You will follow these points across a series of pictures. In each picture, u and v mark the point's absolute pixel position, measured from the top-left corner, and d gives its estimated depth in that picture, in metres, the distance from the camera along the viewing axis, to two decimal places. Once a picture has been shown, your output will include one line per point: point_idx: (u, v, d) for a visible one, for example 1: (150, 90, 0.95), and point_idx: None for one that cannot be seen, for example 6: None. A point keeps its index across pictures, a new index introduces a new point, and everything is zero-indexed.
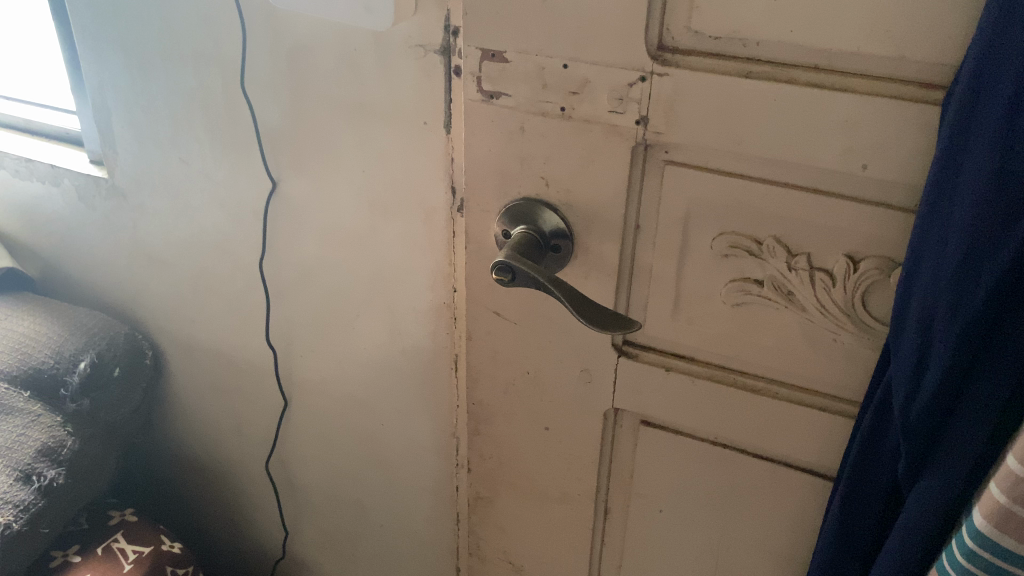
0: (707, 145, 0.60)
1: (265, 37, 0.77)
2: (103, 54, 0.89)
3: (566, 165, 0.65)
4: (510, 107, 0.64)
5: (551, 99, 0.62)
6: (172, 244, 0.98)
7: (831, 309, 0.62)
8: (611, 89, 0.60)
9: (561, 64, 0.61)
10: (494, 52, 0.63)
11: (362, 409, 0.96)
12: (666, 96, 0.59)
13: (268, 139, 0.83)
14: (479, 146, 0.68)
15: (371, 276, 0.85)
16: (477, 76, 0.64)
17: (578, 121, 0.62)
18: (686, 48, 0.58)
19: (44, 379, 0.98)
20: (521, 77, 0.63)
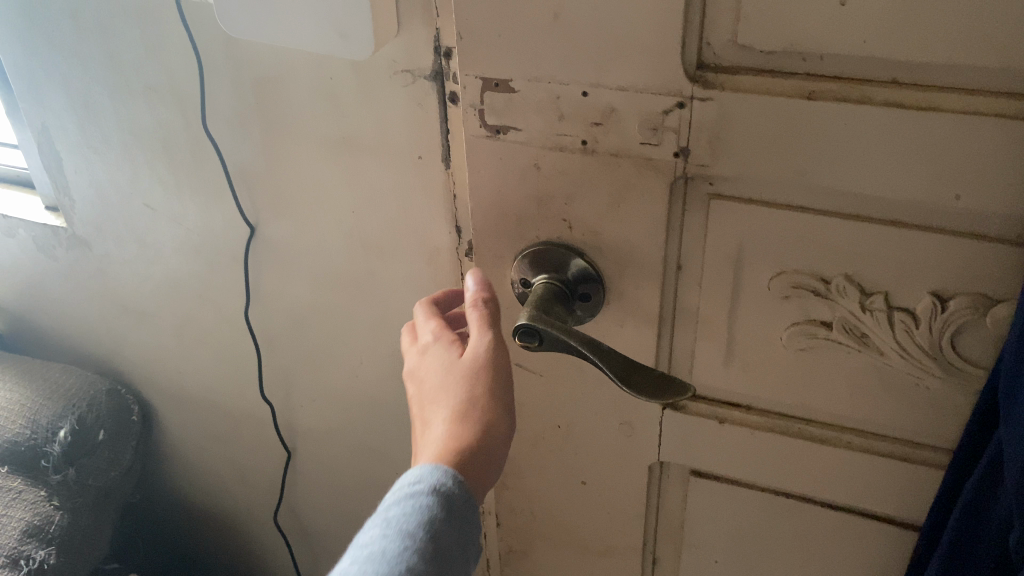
0: (763, 176, 0.50)
1: (223, 69, 0.70)
2: (43, 94, 0.81)
3: (592, 204, 0.55)
4: (521, 142, 0.54)
5: (570, 132, 0.52)
6: (147, 293, 0.92)
7: (914, 353, 0.53)
8: (643, 118, 0.50)
9: (581, 91, 0.50)
10: (497, 81, 0.52)
11: (375, 451, 0.93)
12: (711, 124, 0.49)
13: (240, 179, 0.77)
14: (485, 187, 0.57)
15: (370, 321, 0.81)
16: (478, 109, 0.54)
17: (604, 155, 0.52)
18: (732, 65, 0.48)
19: (22, 452, 0.90)
20: (533, 108, 0.52)
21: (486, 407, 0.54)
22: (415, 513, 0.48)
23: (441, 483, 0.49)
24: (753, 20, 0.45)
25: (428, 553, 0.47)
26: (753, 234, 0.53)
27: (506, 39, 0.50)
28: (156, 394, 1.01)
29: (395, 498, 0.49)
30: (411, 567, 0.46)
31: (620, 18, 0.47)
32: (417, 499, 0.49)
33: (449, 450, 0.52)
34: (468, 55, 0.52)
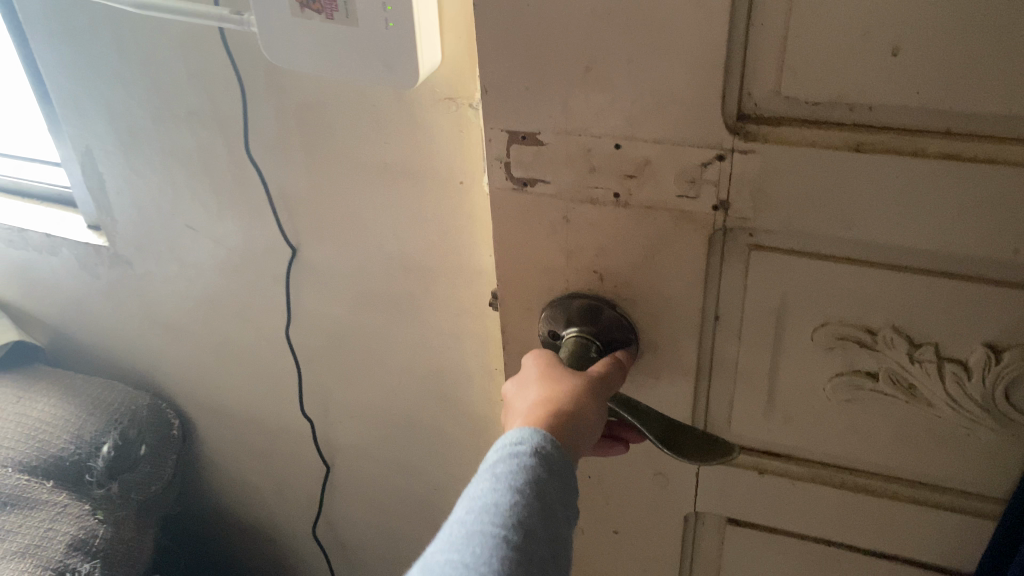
0: (808, 229, 0.47)
1: (266, 97, 0.73)
2: (89, 119, 0.85)
3: (624, 256, 0.52)
4: (549, 195, 0.51)
5: (601, 184, 0.49)
6: (186, 312, 0.95)
7: (966, 405, 0.50)
8: (679, 171, 0.47)
9: (613, 143, 0.47)
10: (524, 134, 0.49)
11: (411, 465, 0.96)
12: (752, 177, 0.46)
13: (282, 202, 0.79)
14: (509, 238, 0.55)
15: (409, 341, 0.83)
16: (505, 162, 0.51)
17: (638, 208, 0.49)
18: (774, 117, 0.45)
19: (66, 467, 0.92)
20: (563, 160, 0.49)
21: (579, 396, 0.48)
22: (519, 471, 0.42)
23: (542, 441, 0.44)
24: (800, 73, 0.42)
25: (537, 514, 0.41)
26: (796, 284, 0.50)
27: (534, 89, 0.47)
28: (197, 406, 1.05)
29: (496, 457, 0.44)
30: (518, 521, 0.40)
31: (658, 67, 0.44)
32: (518, 460, 0.43)
33: (535, 416, 0.46)
34: (492, 106, 0.49)
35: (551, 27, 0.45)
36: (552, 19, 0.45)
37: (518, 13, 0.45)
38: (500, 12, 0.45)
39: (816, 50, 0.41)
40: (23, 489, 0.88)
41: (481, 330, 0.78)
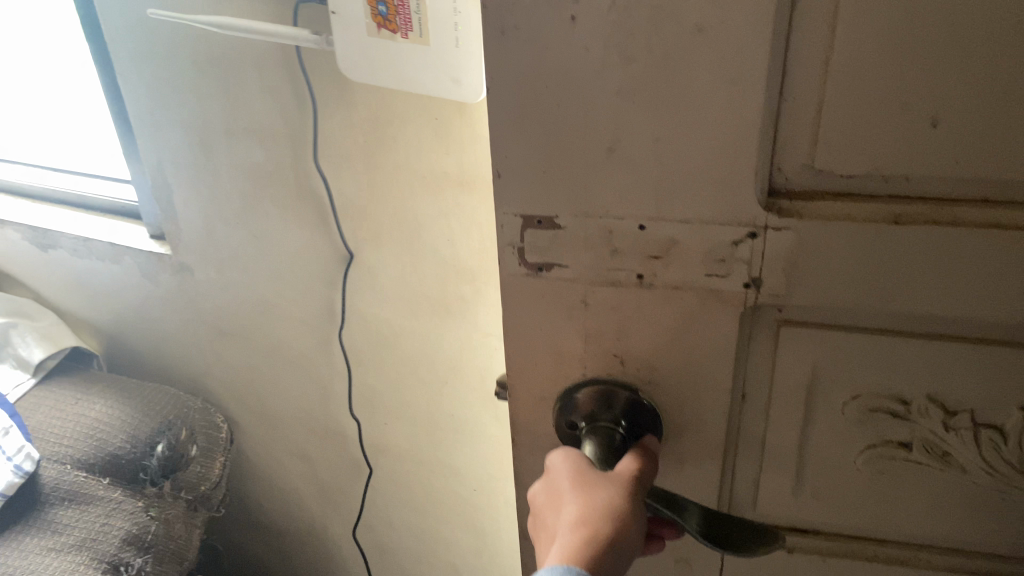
0: (845, 305, 0.43)
1: (339, 111, 0.78)
2: (162, 133, 0.89)
3: (648, 341, 0.46)
4: (567, 280, 0.44)
5: (624, 267, 0.43)
6: (240, 317, 1.00)
7: (1004, 471, 0.47)
8: (708, 251, 0.41)
9: (636, 225, 0.41)
10: (539, 218, 0.43)
11: (452, 465, 0.99)
12: (788, 255, 0.41)
13: (345, 212, 0.85)
14: (518, 329, 0.48)
15: (459, 341, 0.87)
16: (517, 247, 0.44)
17: (665, 290, 0.43)
18: (807, 190, 0.41)
19: (123, 465, 0.96)
20: (581, 243, 0.43)
21: (620, 515, 0.41)
22: None
23: None
24: (833, 143, 0.39)
25: None
26: (829, 356, 0.46)
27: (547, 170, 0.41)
28: (244, 403, 1.09)
29: None
30: None
31: (689, 145, 0.38)
32: None
33: (570, 553, 0.39)
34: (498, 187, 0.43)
35: (567, 98, 0.38)
36: (567, 89, 0.38)
37: (525, 86, 0.38)
38: (506, 85, 0.39)
39: (854, 120, 0.38)
40: (81, 485, 0.93)
41: None
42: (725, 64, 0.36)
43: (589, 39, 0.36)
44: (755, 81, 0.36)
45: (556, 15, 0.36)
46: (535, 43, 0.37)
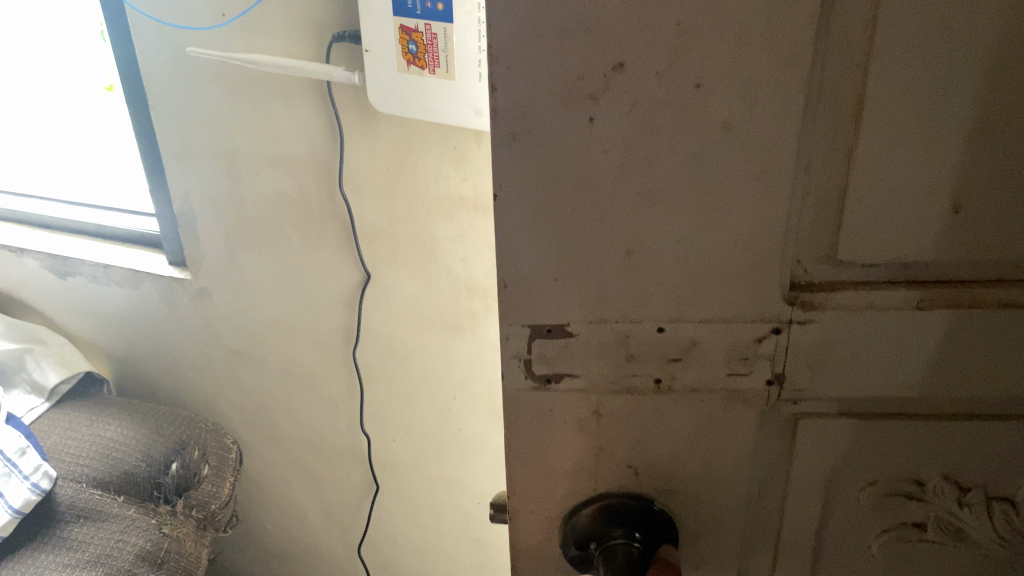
0: (865, 396, 0.41)
1: (366, 140, 0.81)
2: (194, 166, 0.90)
3: (663, 445, 0.43)
4: (577, 390, 0.41)
5: (641, 372, 0.40)
6: (257, 340, 1.01)
7: (1017, 542, 0.46)
8: (729, 351, 0.39)
9: (655, 327, 0.39)
10: (550, 326, 0.39)
11: (459, 480, 1.00)
12: (811, 350, 0.40)
13: (366, 235, 0.87)
14: (520, 444, 0.43)
15: (467, 356, 0.91)
16: (524, 360, 0.40)
17: (683, 392, 0.41)
18: (826, 282, 0.39)
19: (138, 482, 0.97)
20: (595, 351, 0.40)
21: None
22: None
23: None
24: (855, 235, 0.37)
25: None
26: (847, 447, 0.43)
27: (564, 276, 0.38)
28: (253, 424, 1.10)
29: None
30: None
31: (714, 243, 0.36)
32: None
33: None
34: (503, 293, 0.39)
35: (584, 201, 0.36)
36: (586, 192, 0.36)
37: (540, 189, 0.36)
38: (520, 189, 0.36)
39: (874, 207, 0.37)
40: (96, 502, 0.94)
41: None
42: (754, 158, 0.35)
43: (608, 140, 0.34)
44: (782, 175, 0.35)
45: (574, 118, 0.34)
46: (552, 146, 0.35)
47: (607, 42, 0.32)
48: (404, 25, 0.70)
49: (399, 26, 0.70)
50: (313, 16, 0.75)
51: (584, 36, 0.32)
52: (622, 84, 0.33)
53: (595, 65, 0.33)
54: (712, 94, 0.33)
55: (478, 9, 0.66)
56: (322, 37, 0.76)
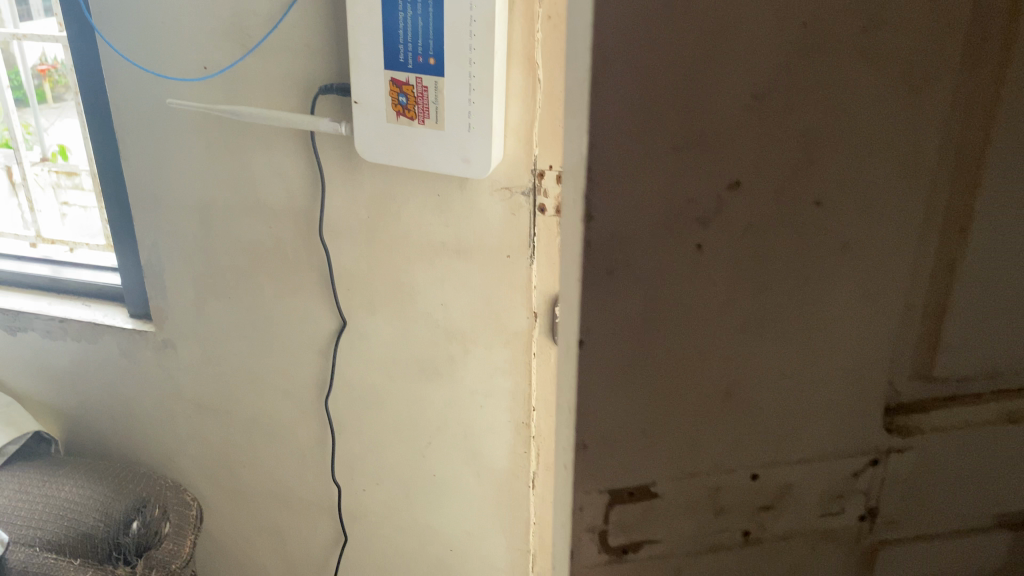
0: (968, 518, 0.35)
1: (348, 184, 0.79)
2: (164, 214, 0.88)
3: None
4: (657, 558, 0.34)
5: (729, 526, 0.33)
6: (223, 392, 0.97)
7: None
8: (827, 491, 0.33)
9: (747, 473, 0.32)
10: (630, 489, 0.32)
11: (433, 527, 0.95)
12: (912, 478, 0.34)
13: (343, 281, 0.84)
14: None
15: (443, 402, 0.87)
16: (598, 530, 0.33)
17: (773, 544, 0.34)
18: (919, 401, 0.33)
19: (93, 544, 0.91)
20: (680, 509, 0.33)
21: None
22: None
23: None
24: (963, 345, 0.31)
25: None
26: None
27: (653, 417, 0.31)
28: (213, 480, 1.04)
29: None
30: None
31: (822, 380, 0.31)
32: None
33: None
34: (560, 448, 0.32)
35: (683, 340, 0.29)
36: (684, 332, 0.29)
37: (630, 331, 0.29)
38: (609, 333, 0.29)
39: (992, 304, 0.31)
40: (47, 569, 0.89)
41: (515, 386, 0.83)
42: (875, 291, 0.29)
43: (716, 274, 0.28)
44: (895, 291, 0.30)
45: (678, 246, 0.28)
46: (652, 278, 0.28)
47: (726, 159, 0.26)
48: (395, 78, 0.68)
49: (389, 79, 0.69)
50: (298, 68, 0.74)
51: (699, 151, 0.26)
52: (739, 207, 0.27)
53: (710, 184, 0.27)
54: (839, 218, 0.28)
55: (471, 62, 0.65)
56: (307, 91, 0.75)
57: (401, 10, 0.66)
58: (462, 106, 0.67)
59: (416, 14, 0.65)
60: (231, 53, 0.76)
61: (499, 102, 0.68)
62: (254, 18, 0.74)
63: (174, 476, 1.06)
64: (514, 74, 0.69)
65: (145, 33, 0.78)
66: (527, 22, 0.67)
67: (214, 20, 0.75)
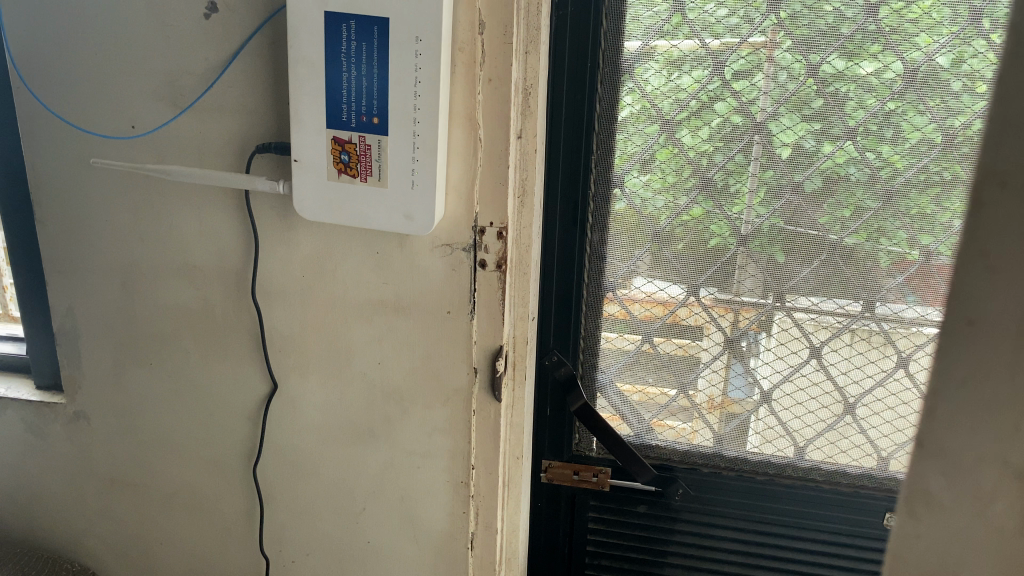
0: None
1: (282, 244, 0.78)
2: (81, 279, 0.85)
3: None
4: None
5: None
6: (140, 465, 0.92)
7: None
8: None
9: None
10: None
11: None
12: None
13: (275, 343, 0.82)
14: None
15: (378, 466, 0.84)
16: None
17: None
18: None
19: None
20: None
21: None
22: None
23: None
24: None
25: None
26: None
27: None
28: (128, 563, 0.97)
29: None
30: None
31: None
32: None
33: None
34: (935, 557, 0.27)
35: None
36: None
37: None
38: None
39: None
40: None
41: (454, 444, 0.81)
42: None
43: None
44: None
45: None
46: None
47: None
48: (337, 137, 0.69)
49: (331, 138, 0.69)
50: (233, 128, 0.74)
51: None
52: None
53: None
54: None
55: (415, 122, 0.66)
56: (241, 150, 0.75)
57: (345, 71, 0.66)
58: (405, 163, 0.68)
59: (360, 75, 0.66)
60: (162, 113, 0.76)
61: (442, 160, 0.69)
62: (187, 78, 0.74)
63: (84, 562, 0.99)
64: (455, 133, 0.71)
65: (71, 92, 0.77)
66: (467, 85, 0.69)
67: (146, 79, 0.75)
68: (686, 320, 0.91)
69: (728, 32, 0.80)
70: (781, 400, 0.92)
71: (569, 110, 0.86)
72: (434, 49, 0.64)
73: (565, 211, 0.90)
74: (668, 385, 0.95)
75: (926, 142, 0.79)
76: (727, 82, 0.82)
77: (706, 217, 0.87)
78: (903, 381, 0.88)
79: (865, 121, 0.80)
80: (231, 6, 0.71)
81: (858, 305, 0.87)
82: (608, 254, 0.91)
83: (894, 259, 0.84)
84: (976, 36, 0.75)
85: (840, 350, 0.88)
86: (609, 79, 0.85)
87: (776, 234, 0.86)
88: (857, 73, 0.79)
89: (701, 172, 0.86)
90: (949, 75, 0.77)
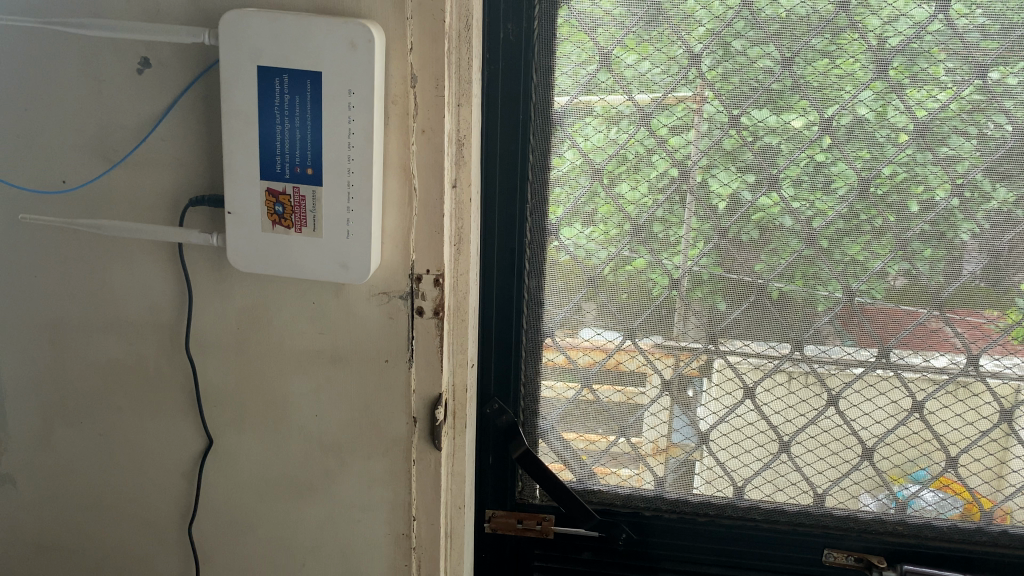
0: None
1: (217, 297, 0.78)
2: (8, 335, 0.83)
3: None
4: None
5: None
6: (68, 528, 0.89)
7: None
8: None
9: None
10: None
11: None
12: None
13: (210, 397, 0.81)
14: None
15: (318, 520, 0.83)
16: None
17: None
18: None
19: None
20: None
21: None
22: None
23: None
24: None
25: None
26: None
27: None
28: None
29: None
30: None
31: None
32: None
33: None
34: None
35: None
36: None
37: None
38: None
39: None
40: None
41: (394, 495, 0.81)
42: None
43: None
44: None
45: None
46: None
47: None
48: (270, 188, 0.69)
49: (264, 190, 0.69)
50: (166, 182, 0.75)
51: None
52: None
53: None
54: None
55: (349, 173, 0.67)
56: (174, 205, 0.75)
57: (278, 123, 0.67)
58: (339, 213, 0.68)
59: (294, 127, 0.67)
60: (94, 166, 0.75)
61: (376, 211, 0.70)
62: (120, 133, 0.74)
63: None
64: (390, 183, 0.72)
65: None
66: (401, 136, 0.70)
67: (77, 132, 0.75)
68: (628, 365, 0.93)
69: (658, 88, 0.83)
70: (719, 440, 0.94)
71: (505, 162, 0.88)
72: (368, 102, 0.65)
73: (502, 259, 0.91)
74: (610, 431, 0.96)
75: (848, 188, 0.83)
76: (661, 136, 0.85)
77: (645, 266, 0.89)
78: (834, 418, 0.91)
79: (790, 170, 0.84)
80: (164, 61, 0.71)
81: (787, 346, 0.89)
82: (546, 301, 0.93)
83: (831, 304, 0.87)
84: (890, 90, 0.80)
85: (773, 389, 0.91)
86: (541, 131, 0.87)
87: (713, 280, 0.88)
88: (781, 126, 0.83)
89: (636, 221, 0.88)
90: (868, 126, 0.81)
